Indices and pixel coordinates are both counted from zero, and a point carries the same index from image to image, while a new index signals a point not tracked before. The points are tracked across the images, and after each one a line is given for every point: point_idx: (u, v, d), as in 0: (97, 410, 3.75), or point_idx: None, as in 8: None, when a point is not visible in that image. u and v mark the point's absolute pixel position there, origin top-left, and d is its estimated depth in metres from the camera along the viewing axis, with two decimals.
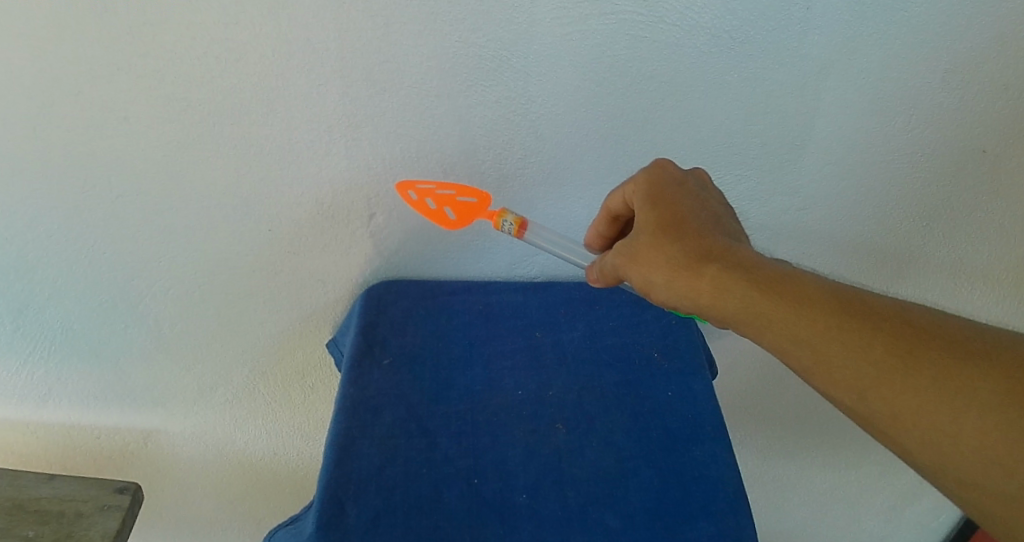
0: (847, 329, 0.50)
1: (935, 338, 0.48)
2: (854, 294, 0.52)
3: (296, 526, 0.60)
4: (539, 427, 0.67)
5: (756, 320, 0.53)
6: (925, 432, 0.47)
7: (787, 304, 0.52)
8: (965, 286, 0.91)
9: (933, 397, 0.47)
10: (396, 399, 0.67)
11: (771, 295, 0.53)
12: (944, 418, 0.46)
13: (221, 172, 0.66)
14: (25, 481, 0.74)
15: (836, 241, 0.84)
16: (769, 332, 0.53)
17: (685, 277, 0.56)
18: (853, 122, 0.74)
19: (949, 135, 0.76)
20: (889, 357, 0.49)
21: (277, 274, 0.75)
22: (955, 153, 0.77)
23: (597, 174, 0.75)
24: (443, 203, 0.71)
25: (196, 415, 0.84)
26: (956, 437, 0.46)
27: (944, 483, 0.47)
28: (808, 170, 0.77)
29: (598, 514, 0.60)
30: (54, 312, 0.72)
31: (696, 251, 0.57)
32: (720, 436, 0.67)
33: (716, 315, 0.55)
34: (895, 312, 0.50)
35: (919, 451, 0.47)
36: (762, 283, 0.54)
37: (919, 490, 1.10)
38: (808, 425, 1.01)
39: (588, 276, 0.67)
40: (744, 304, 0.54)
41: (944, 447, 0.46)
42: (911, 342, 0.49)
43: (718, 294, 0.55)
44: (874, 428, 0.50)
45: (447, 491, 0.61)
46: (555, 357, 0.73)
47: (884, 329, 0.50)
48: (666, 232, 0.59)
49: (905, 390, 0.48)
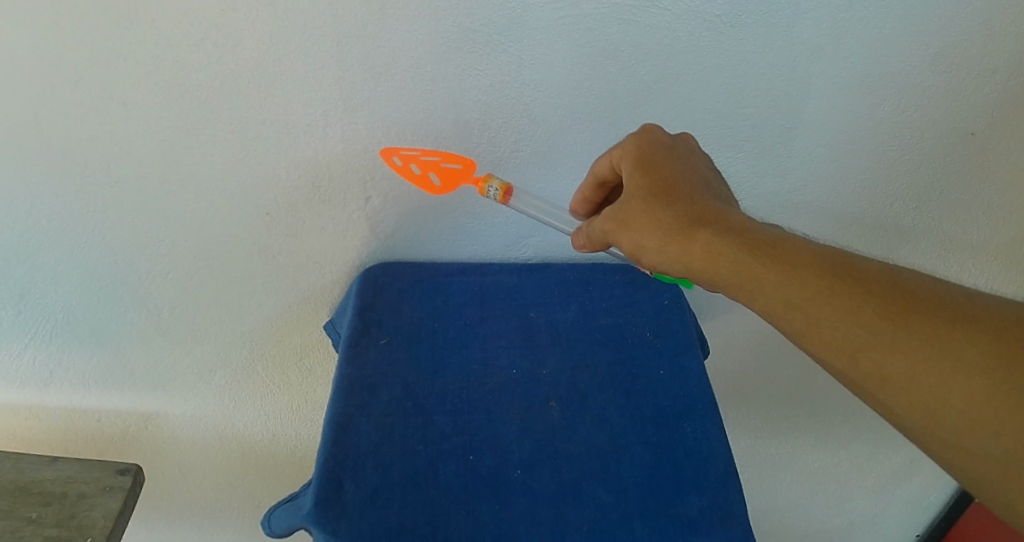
0: (838, 291, 0.50)
1: (924, 301, 0.48)
2: (844, 258, 0.52)
3: (295, 503, 0.59)
4: (533, 405, 0.65)
5: (747, 282, 0.53)
6: (916, 395, 0.47)
7: (778, 266, 0.52)
8: (954, 267, 0.91)
9: (923, 359, 0.46)
10: (392, 378, 0.65)
11: (762, 258, 0.53)
12: (933, 381, 0.46)
13: (219, 156, 0.67)
14: (29, 464, 0.76)
15: (830, 222, 0.84)
16: (759, 295, 0.53)
17: (677, 243, 0.56)
18: (851, 99, 0.73)
19: (939, 116, 0.75)
20: (879, 320, 0.48)
21: (274, 257, 0.75)
22: (943, 137, 0.77)
23: (590, 156, 0.74)
24: (427, 169, 0.70)
25: (196, 397, 0.86)
26: (947, 400, 0.45)
27: (933, 445, 0.47)
28: (806, 148, 0.77)
29: (591, 488, 0.59)
30: (56, 295, 0.74)
31: (687, 216, 0.57)
32: (713, 411, 0.65)
33: (707, 279, 0.55)
34: (885, 275, 0.50)
35: (908, 413, 0.47)
36: (752, 247, 0.53)
37: (911, 469, 1.10)
38: (803, 404, 1.01)
39: (573, 243, 0.67)
40: (735, 267, 0.53)
41: (934, 409, 0.46)
42: (901, 305, 0.48)
43: (709, 258, 0.54)
44: (863, 391, 0.50)
45: (443, 467, 0.59)
46: (550, 336, 0.71)
47: (874, 290, 0.49)
48: (657, 198, 0.59)
49: (896, 352, 0.47)
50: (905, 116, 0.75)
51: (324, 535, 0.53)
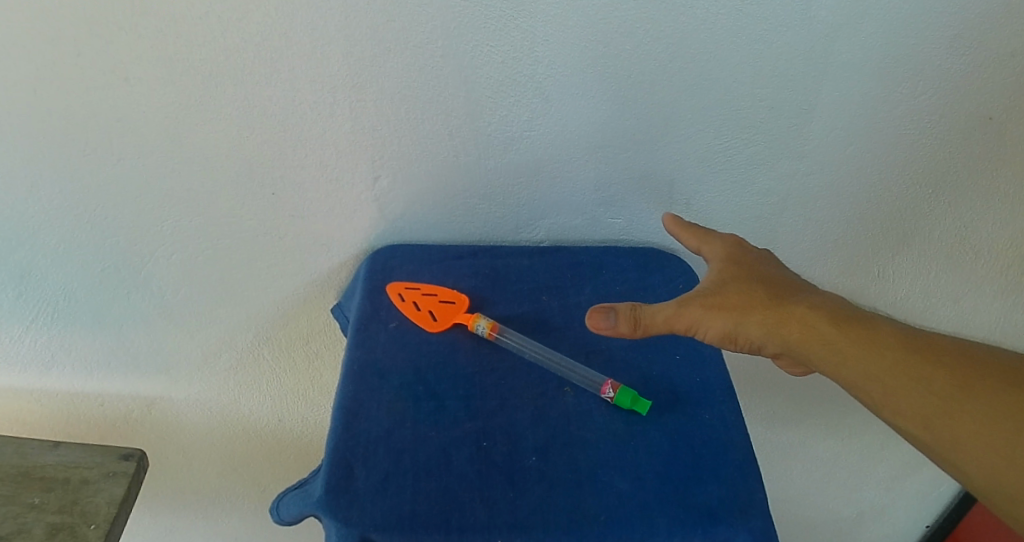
0: (916, 363, 0.53)
1: (993, 371, 0.52)
2: (913, 332, 0.55)
3: (305, 490, 0.57)
4: (547, 390, 0.62)
5: (835, 355, 0.55)
6: (992, 459, 0.49)
7: (862, 339, 0.55)
8: (968, 255, 0.88)
9: (998, 425, 0.49)
10: (403, 362, 0.63)
11: (849, 332, 0.56)
12: (1006, 445, 0.49)
13: (224, 134, 0.66)
14: (30, 449, 0.75)
15: (845, 209, 0.82)
16: (846, 367, 0.55)
17: (770, 316, 0.58)
18: (869, 81, 0.71)
19: (958, 99, 0.73)
20: (952, 387, 0.52)
21: (280, 238, 0.74)
22: (961, 120, 0.75)
23: (604, 137, 0.72)
24: (427, 304, 0.68)
25: (201, 381, 0.85)
26: (1013, 460, 0.48)
27: (1009, 513, 0.49)
28: (822, 131, 0.74)
29: (608, 476, 0.56)
30: (59, 277, 0.73)
31: (775, 295, 0.60)
32: (731, 398, 0.62)
33: (797, 351, 0.57)
34: (955, 348, 0.54)
35: (984, 479, 0.49)
36: (838, 323, 0.57)
37: (925, 460, 1.08)
38: (815, 393, 0.99)
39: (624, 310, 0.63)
40: (825, 341, 0.56)
41: (1002, 469, 0.49)
42: (972, 374, 0.52)
43: (800, 330, 0.57)
44: (939, 460, 0.52)
45: (456, 454, 0.56)
46: (563, 320, 0.69)
47: (946, 362, 0.53)
48: (744, 279, 0.62)
49: (965, 417, 0.51)
50: (924, 99, 0.73)
51: (336, 522, 0.52)
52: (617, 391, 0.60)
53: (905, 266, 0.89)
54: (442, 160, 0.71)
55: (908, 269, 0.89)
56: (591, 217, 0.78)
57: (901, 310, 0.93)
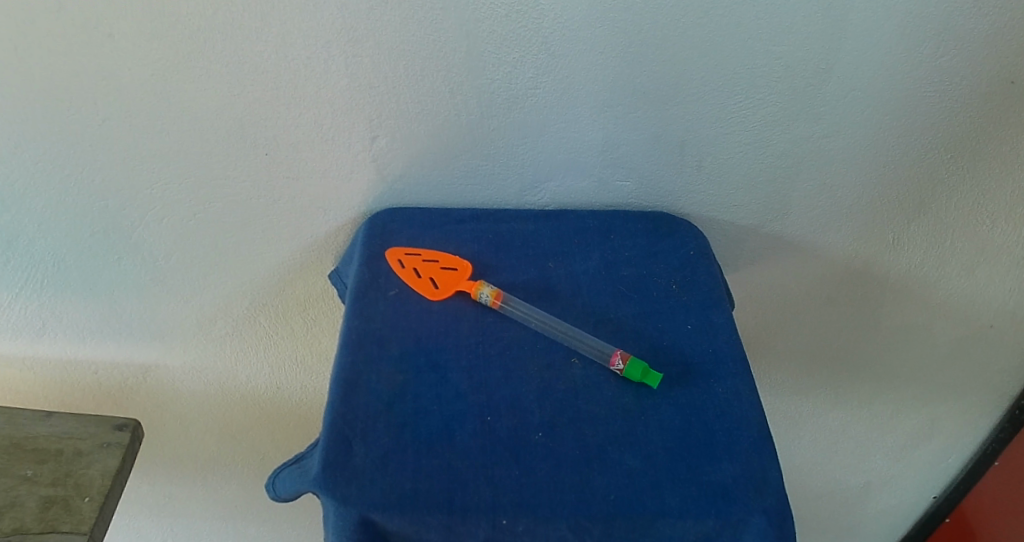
0: None
1: None
2: None
3: (302, 465, 0.54)
4: (554, 361, 0.59)
5: None
6: None
7: None
8: (986, 224, 0.84)
9: None
10: (403, 331, 0.60)
11: None
12: None
13: (214, 93, 0.62)
14: (22, 419, 0.73)
15: (863, 173, 0.77)
16: None
17: None
18: (893, 38, 0.66)
19: (985, 58, 0.69)
20: None
21: (275, 201, 0.71)
22: (984, 79, 0.70)
23: (612, 95, 0.68)
24: (428, 273, 0.65)
25: (196, 348, 0.83)
26: None
27: None
28: (840, 91, 0.70)
29: (617, 453, 0.53)
30: (47, 241, 0.71)
31: None
32: (745, 370, 0.59)
33: None
34: None
35: None
36: None
37: (935, 428, 1.06)
38: (826, 358, 0.98)
39: None
40: None
41: None
42: None
43: None
44: None
45: (459, 429, 0.54)
46: (570, 288, 0.66)
47: None
48: None
49: None
50: (948, 57, 0.68)
51: (334, 502, 0.49)
52: (626, 364, 0.58)
53: (922, 234, 0.84)
54: (443, 119, 0.67)
55: (923, 238, 0.84)
56: (599, 179, 0.74)
57: (915, 279, 0.89)
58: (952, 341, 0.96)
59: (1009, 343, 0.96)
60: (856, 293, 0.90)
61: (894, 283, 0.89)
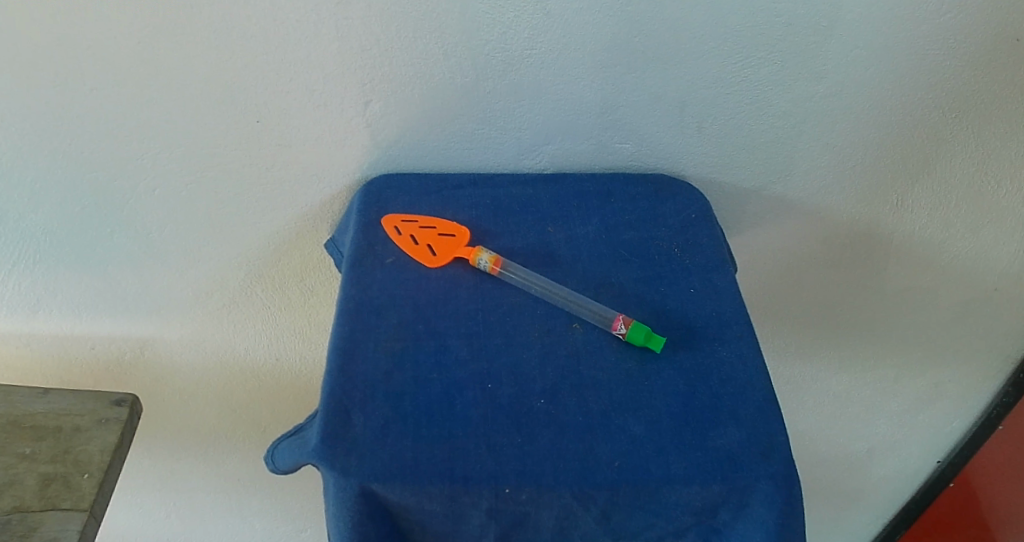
0: None
1: None
2: None
3: (301, 437, 0.53)
4: (555, 327, 0.58)
5: None
6: None
7: None
8: (992, 184, 0.82)
9: None
10: (401, 300, 0.59)
11: None
12: None
13: (201, 59, 0.60)
14: (19, 397, 0.72)
15: (868, 132, 0.75)
16: None
17: None
18: None
19: (994, 12, 0.66)
20: None
21: (269, 170, 0.69)
22: (993, 34, 0.68)
23: (609, 56, 0.66)
24: (425, 240, 0.64)
25: (193, 321, 0.82)
26: None
27: None
28: (845, 49, 0.67)
29: (621, 419, 0.52)
30: (37, 215, 0.69)
31: None
32: (749, 333, 0.58)
33: None
34: None
35: None
36: None
37: (940, 391, 1.05)
38: (829, 321, 0.97)
39: None
40: None
41: None
42: None
43: None
44: None
45: (460, 398, 0.53)
46: (571, 252, 0.65)
47: None
48: None
49: None
50: (956, 11, 0.66)
51: (334, 473, 0.48)
52: (629, 327, 0.57)
53: (927, 194, 0.82)
54: (437, 82, 0.65)
55: (928, 198, 0.83)
56: (597, 142, 0.72)
57: (920, 241, 0.87)
58: (957, 305, 0.95)
59: (1014, 306, 0.95)
60: (860, 255, 0.88)
61: (899, 245, 0.87)
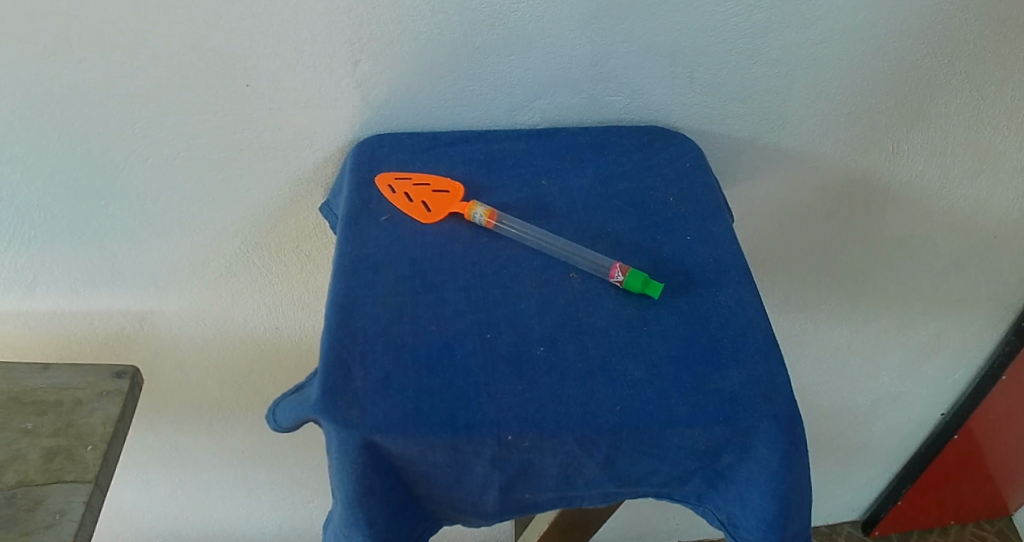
0: None
1: None
2: None
3: (302, 393, 0.53)
4: (553, 277, 0.58)
5: None
6: None
7: None
8: (988, 128, 0.81)
9: None
10: (398, 255, 0.59)
11: None
12: None
13: (186, 25, 0.60)
14: (20, 373, 0.72)
15: (863, 79, 0.75)
16: None
17: None
18: None
19: None
20: None
21: (260, 134, 0.69)
22: None
23: (599, 7, 0.65)
24: (420, 197, 0.63)
25: (191, 293, 0.81)
26: None
27: None
28: None
29: (621, 364, 0.52)
30: (29, 190, 0.69)
31: None
32: (748, 278, 0.58)
33: None
34: None
35: None
36: None
37: (941, 341, 1.05)
38: (829, 273, 0.97)
39: None
40: None
41: None
42: None
43: None
44: None
45: (460, 348, 0.52)
46: (566, 204, 0.64)
47: None
48: None
49: None
50: None
51: (336, 425, 0.48)
52: (626, 275, 0.56)
53: (923, 141, 0.82)
54: (425, 39, 0.64)
55: (924, 145, 0.82)
56: (589, 95, 0.71)
57: (917, 189, 0.87)
58: (955, 253, 0.95)
59: (1012, 253, 0.95)
60: (858, 205, 0.88)
61: (896, 194, 0.87)
